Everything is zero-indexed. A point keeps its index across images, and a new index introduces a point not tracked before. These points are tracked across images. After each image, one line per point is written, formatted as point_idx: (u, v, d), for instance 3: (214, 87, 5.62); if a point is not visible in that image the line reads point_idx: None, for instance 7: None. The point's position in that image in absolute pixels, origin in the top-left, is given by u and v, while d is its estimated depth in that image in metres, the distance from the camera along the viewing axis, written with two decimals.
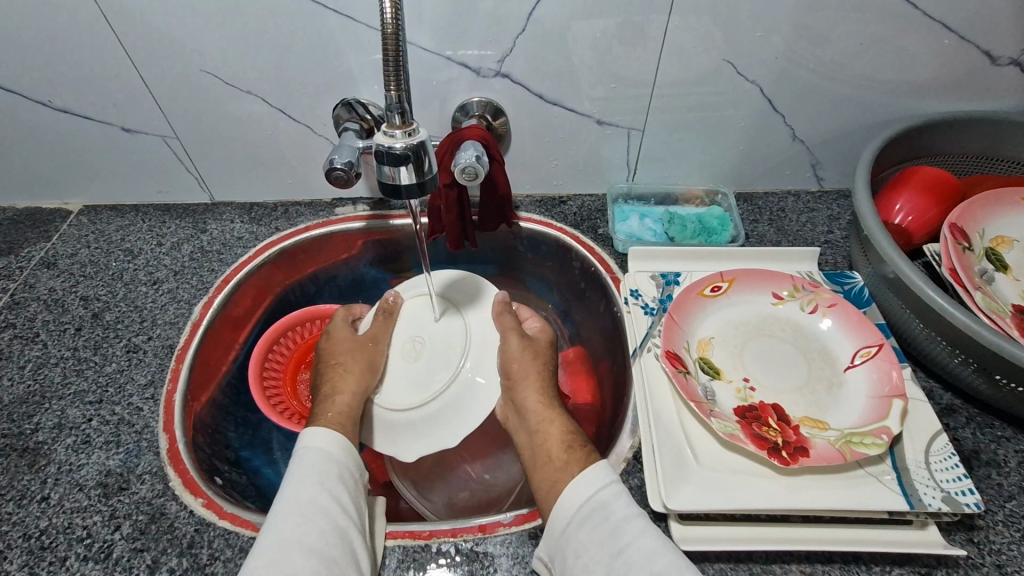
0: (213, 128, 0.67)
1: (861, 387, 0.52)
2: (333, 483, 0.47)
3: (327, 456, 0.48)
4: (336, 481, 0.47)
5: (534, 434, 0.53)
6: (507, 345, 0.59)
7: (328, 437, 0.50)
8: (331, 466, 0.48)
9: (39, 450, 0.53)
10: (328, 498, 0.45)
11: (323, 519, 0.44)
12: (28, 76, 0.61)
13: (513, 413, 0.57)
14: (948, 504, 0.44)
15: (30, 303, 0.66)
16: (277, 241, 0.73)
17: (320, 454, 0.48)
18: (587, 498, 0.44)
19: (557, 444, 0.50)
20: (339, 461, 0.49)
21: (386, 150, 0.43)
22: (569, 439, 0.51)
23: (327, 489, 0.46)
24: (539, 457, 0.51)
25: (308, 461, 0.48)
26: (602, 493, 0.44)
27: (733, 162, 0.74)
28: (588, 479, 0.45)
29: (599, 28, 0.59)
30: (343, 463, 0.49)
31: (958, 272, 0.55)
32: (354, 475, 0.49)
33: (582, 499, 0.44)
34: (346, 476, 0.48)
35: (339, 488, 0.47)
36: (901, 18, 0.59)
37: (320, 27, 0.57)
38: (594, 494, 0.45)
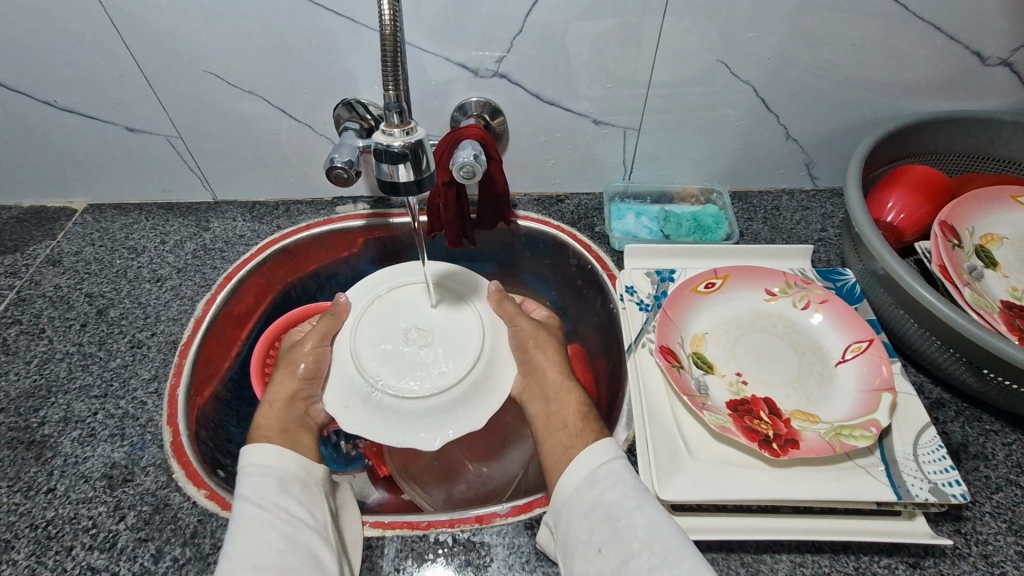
0: (216, 128, 0.68)
1: (852, 381, 0.53)
2: (276, 496, 0.46)
3: (268, 471, 0.47)
4: (279, 493, 0.46)
5: (551, 402, 0.57)
6: (518, 327, 0.62)
7: (263, 452, 0.48)
8: (271, 479, 0.47)
9: (46, 442, 0.54)
10: (272, 511, 0.45)
11: (269, 531, 0.43)
12: (34, 76, 0.62)
13: (531, 388, 0.59)
14: (935, 495, 0.45)
15: (36, 300, 0.67)
16: (278, 239, 0.74)
17: (260, 470, 0.47)
18: (593, 468, 0.47)
19: (573, 414, 0.54)
20: (286, 469, 0.48)
21: (385, 148, 0.44)
22: (584, 411, 0.55)
23: (269, 504, 0.45)
24: (553, 425, 0.54)
25: (250, 479, 0.47)
26: (611, 463, 0.47)
27: (728, 161, 0.75)
28: (598, 448, 0.48)
29: (595, 29, 0.60)
30: (288, 472, 0.48)
31: (947, 268, 0.56)
32: (302, 480, 0.48)
33: (592, 466, 0.47)
34: (290, 484, 0.47)
35: (285, 498, 0.46)
36: (892, 19, 0.60)
37: (322, 29, 0.58)
38: (603, 463, 0.47)
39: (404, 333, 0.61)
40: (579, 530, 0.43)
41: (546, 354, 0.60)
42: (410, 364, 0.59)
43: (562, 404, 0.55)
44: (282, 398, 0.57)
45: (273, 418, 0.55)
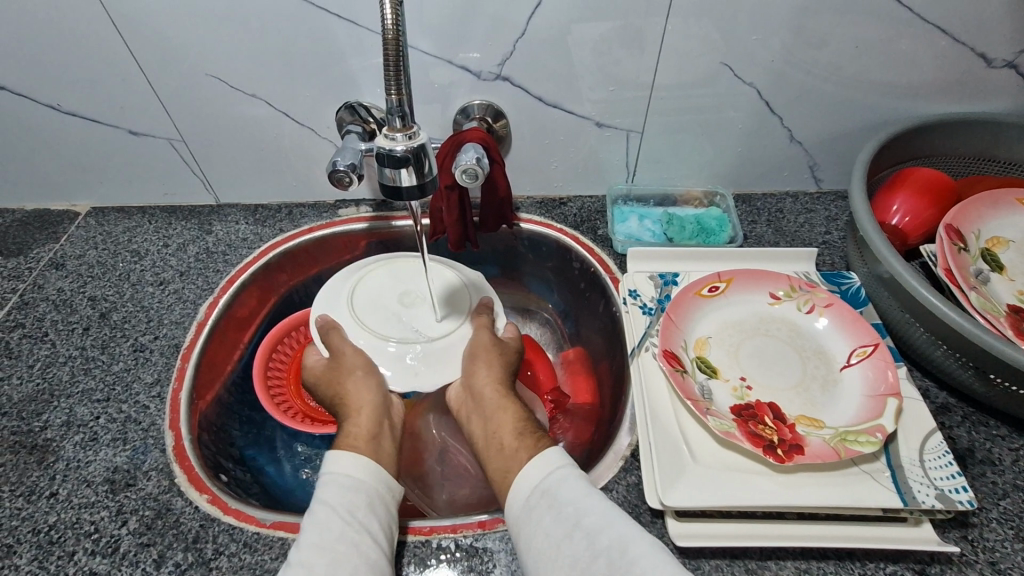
0: (218, 131, 0.68)
1: (856, 386, 0.52)
2: (365, 513, 0.45)
3: (358, 483, 0.47)
4: (367, 511, 0.46)
5: (489, 420, 0.55)
6: (477, 337, 0.62)
7: (354, 463, 0.49)
8: (361, 495, 0.47)
9: (48, 447, 0.54)
10: (359, 530, 0.44)
11: (353, 552, 0.42)
12: (38, 80, 0.63)
13: (471, 406, 0.58)
14: (941, 501, 0.45)
15: (39, 303, 0.67)
16: (280, 242, 0.74)
17: (347, 482, 0.47)
18: (539, 482, 0.45)
19: (510, 432, 0.52)
20: (370, 488, 0.48)
21: (387, 152, 0.43)
22: (521, 428, 0.53)
23: (358, 521, 0.44)
24: (493, 446, 0.52)
25: (335, 491, 0.46)
26: (552, 478, 0.45)
27: (731, 163, 0.74)
28: (541, 461, 0.47)
29: (597, 32, 0.59)
30: (375, 490, 0.48)
31: (953, 272, 0.55)
32: (386, 501, 0.48)
33: (537, 481, 0.45)
34: (377, 504, 0.47)
35: (372, 518, 0.45)
36: (897, 21, 0.59)
37: (324, 32, 0.58)
38: (546, 478, 0.46)
39: (399, 298, 0.64)
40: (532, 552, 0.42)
41: (491, 372, 0.59)
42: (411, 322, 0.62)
43: (499, 421, 0.54)
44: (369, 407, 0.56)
45: (363, 425, 0.54)
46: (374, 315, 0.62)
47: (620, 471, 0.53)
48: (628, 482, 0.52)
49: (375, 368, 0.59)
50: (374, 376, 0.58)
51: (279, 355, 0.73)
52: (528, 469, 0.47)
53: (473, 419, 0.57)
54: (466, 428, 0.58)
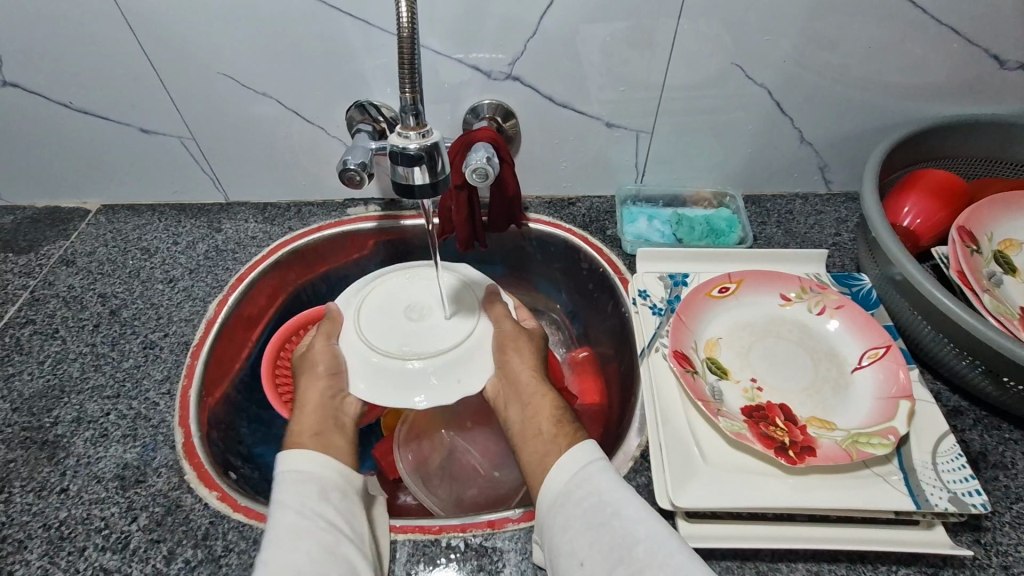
0: (229, 130, 0.68)
1: (868, 388, 0.52)
2: (319, 505, 0.45)
3: (307, 477, 0.46)
4: (321, 501, 0.45)
5: (525, 407, 0.54)
6: (501, 326, 0.59)
7: (299, 458, 0.47)
8: (312, 487, 0.46)
9: (59, 443, 0.54)
10: (314, 521, 0.44)
11: (309, 543, 0.42)
12: (51, 78, 0.63)
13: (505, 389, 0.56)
14: (955, 504, 0.45)
15: (50, 300, 0.67)
16: (289, 241, 0.74)
17: (300, 476, 0.46)
18: (570, 476, 0.45)
19: (547, 418, 0.52)
20: (320, 476, 0.47)
21: (401, 150, 0.43)
22: (558, 415, 0.52)
23: (309, 512, 0.44)
24: (530, 431, 0.52)
25: (287, 486, 0.46)
26: (587, 470, 0.45)
27: (741, 164, 0.74)
28: (578, 451, 0.47)
29: (608, 32, 0.59)
30: (328, 479, 0.47)
31: (966, 274, 0.55)
32: (342, 487, 0.47)
33: (570, 474, 0.45)
34: (331, 491, 0.46)
35: (325, 506, 0.45)
36: (909, 22, 0.59)
37: (335, 31, 0.58)
38: (580, 470, 0.45)
39: (406, 311, 0.59)
40: (560, 544, 0.42)
41: (524, 358, 0.57)
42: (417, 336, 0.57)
43: (536, 408, 0.53)
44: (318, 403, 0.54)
45: (307, 423, 0.53)
46: (379, 334, 0.57)
47: (630, 471, 0.53)
48: (638, 483, 0.52)
49: (337, 369, 0.56)
50: (333, 377, 0.56)
51: (287, 353, 0.73)
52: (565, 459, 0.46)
53: (507, 405, 0.56)
54: (501, 412, 0.56)
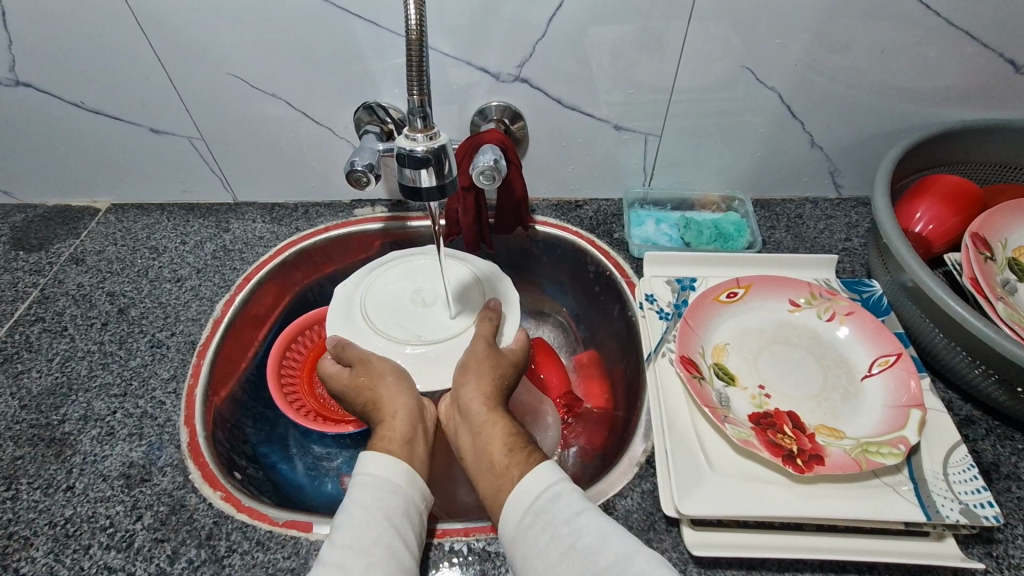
0: (237, 129, 0.68)
1: (878, 396, 0.51)
2: (400, 521, 0.44)
3: (398, 489, 0.46)
4: (402, 518, 0.45)
5: (476, 436, 0.52)
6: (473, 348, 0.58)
7: (393, 467, 0.47)
8: (398, 501, 0.46)
9: (66, 440, 0.55)
10: (387, 531, 0.43)
11: (382, 556, 0.41)
12: (63, 77, 0.63)
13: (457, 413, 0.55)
14: (966, 516, 0.44)
15: (59, 298, 0.68)
16: (296, 241, 0.74)
17: (390, 487, 0.46)
18: (535, 496, 0.44)
19: (500, 445, 0.50)
20: (406, 494, 0.46)
21: (408, 152, 0.43)
22: (511, 441, 0.50)
23: (392, 527, 0.43)
24: (482, 462, 0.50)
25: (371, 492, 0.45)
26: (547, 494, 0.44)
27: (751, 167, 0.73)
28: (540, 474, 0.45)
29: (616, 34, 0.59)
30: (414, 497, 0.47)
31: (979, 282, 0.54)
32: (420, 508, 0.47)
33: (534, 494, 0.44)
34: (413, 510, 0.46)
35: (406, 523, 0.44)
36: (923, 26, 0.58)
37: (343, 31, 0.58)
38: (542, 493, 0.44)
39: (412, 298, 0.63)
40: (530, 567, 0.41)
41: (481, 384, 0.55)
42: (421, 323, 0.62)
43: (488, 438, 0.51)
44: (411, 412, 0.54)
45: (399, 429, 0.52)
46: (383, 318, 0.62)
47: (635, 477, 0.52)
48: (643, 489, 0.51)
49: (403, 374, 0.57)
50: (404, 383, 0.56)
51: (293, 353, 0.73)
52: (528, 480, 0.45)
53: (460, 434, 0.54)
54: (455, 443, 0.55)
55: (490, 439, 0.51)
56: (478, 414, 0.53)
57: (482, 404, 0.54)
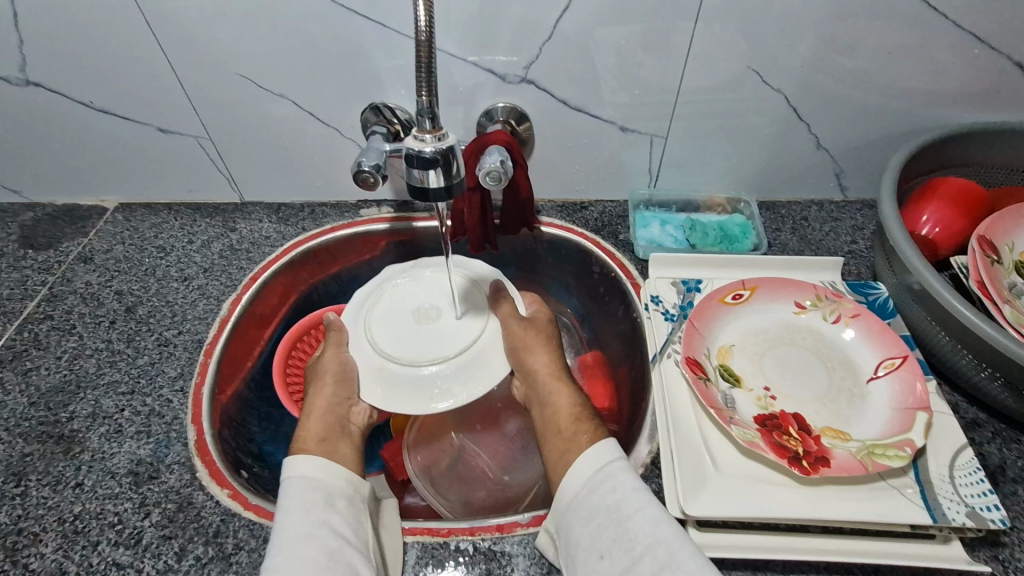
0: (244, 129, 0.69)
1: (884, 398, 0.51)
2: (323, 511, 0.45)
3: (314, 481, 0.46)
4: (326, 508, 0.45)
5: (544, 405, 0.55)
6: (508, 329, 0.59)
7: (309, 463, 0.47)
8: (318, 492, 0.46)
9: (74, 437, 0.55)
10: (318, 525, 0.43)
11: (314, 546, 0.42)
12: (73, 77, 0.64)
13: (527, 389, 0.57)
14: (973, 519, 0.44)
15: (68, 296, 0.68)
16: (302, 241, 0.75)
17: (304, 482, 0.46)
18: (596, 469, 0.45)
19: (568, 417, 0.53)
20: (328, 484, 0.47)
21: (416, 153, 0.43)
22: (578, 412, 0.53)
23: (314, 517, 0.44)
24: (552, 427, 0.53)
25: (292, 491, 0.46)
26: (609, 467, 0.45)
27: (756, 170, 0.73)
28: (595, 453, 0.46)
29: (622, 36, 0.59)
30: (333, 485, 0.47)
31: (985, 284, 0.54)
32: (348, 495, 0.47)
33: (592, 469, 0.46)
34: (336, 498, 0.46)
35: (330, 513, 0.45)
36: (930, 28, 0.58)
37: (351, 32, 0.59)
38: (602, 467, 0.45)
39: (411, 318, 0.59)
40: (581, 536, 0.42)
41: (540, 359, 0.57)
42: (434, 337, 0.58)
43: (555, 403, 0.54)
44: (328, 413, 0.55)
45: (314, 430, 0.53)
46: (396, 349, 0.57)
47: (640, 478, 0.53)
48: (648, 490, 0.52)
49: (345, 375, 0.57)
50: (343, 384, 0.57)
51: (298, 352, 0.74)
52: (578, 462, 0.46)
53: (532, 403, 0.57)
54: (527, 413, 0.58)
55: (560, 403, 0.55)
56: (546, 383, 0.56)
57: (550, 373, 0.57)
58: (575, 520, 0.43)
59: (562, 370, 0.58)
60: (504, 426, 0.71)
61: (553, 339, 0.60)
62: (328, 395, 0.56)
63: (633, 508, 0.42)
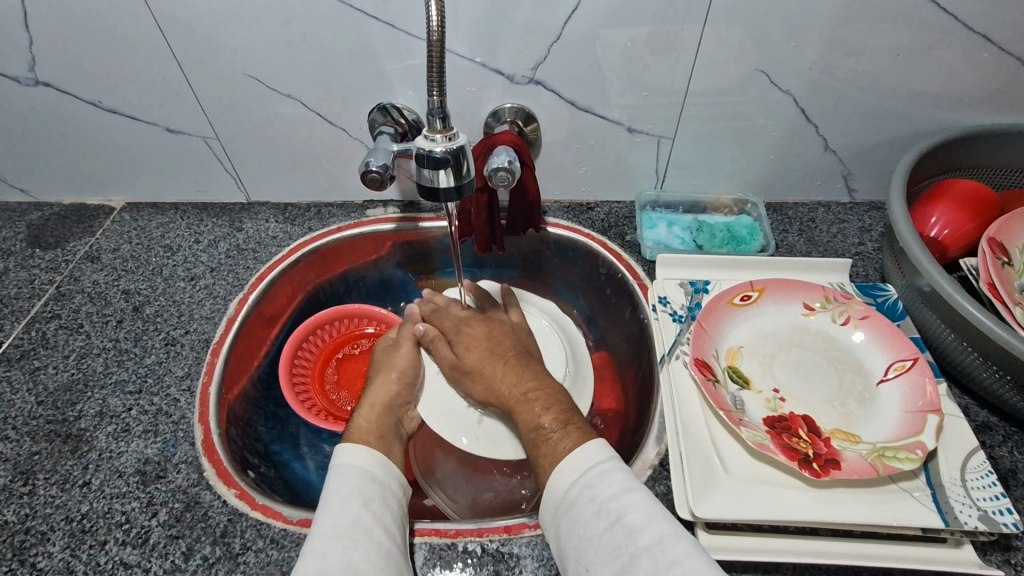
0: (251, 130, 0.69)
1: (895, 400, 0.51)
2: (378, 507, 0.45)
3: (371, 475, 0.48)
4: (378, 504, 0.46)
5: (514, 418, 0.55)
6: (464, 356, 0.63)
7: (370, 457, 0.49)
8: (372, 487, 0.47)
9: (82, 436, 0.55)
10: (371, 519, 0.44)
11: (367, 542, 0.42)
12: (82, 77, 0.64)
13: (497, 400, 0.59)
14: (984, 523, 0.43)
15: (75, 295, 0.68)
16: (309, 241, 0.75)
17: (362, 473, 0.47)
18: (573, 481, 0.44)
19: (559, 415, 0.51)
20: (381, 482, 0.48)
21: (427, 153, 0.44)
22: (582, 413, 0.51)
23: (371, 513, 0.44)
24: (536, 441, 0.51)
25: (350, 481, 0.46)
26: (589, 475, 0.44)
27: (764, 171, 0.73)
28: (574, 462, 0.45)
29: (630, 38, 0.59)
30: (388, 484, 0.48)
31: (996, 287, 0.54)
32: (397, 497, 0.48)
33: (569, 481, 0.44)
34: (388, 497, 0.47)
35: (382, 509, 0.45)
36: (940, 30, 0.58)
37: (361, 33, 0.59)
38: (579, 477, 0.44)
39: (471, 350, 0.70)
40: (568, 547, 0.42)
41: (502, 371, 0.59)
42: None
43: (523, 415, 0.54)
44: (379, 405, 0.59)
45: (369, 421, 0.56)
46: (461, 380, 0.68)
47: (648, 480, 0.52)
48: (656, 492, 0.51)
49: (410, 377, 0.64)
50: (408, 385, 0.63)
51: (305, 353, 0.74)
52: (565, 466, 0.45)
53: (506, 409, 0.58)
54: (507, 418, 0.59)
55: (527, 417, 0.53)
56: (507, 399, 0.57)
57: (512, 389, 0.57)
58: (563, 528, 0.43)
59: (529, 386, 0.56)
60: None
61: (494, 347, 0.63)
62: (392, 393, 0.61)
63: (613, 517, 0.41)
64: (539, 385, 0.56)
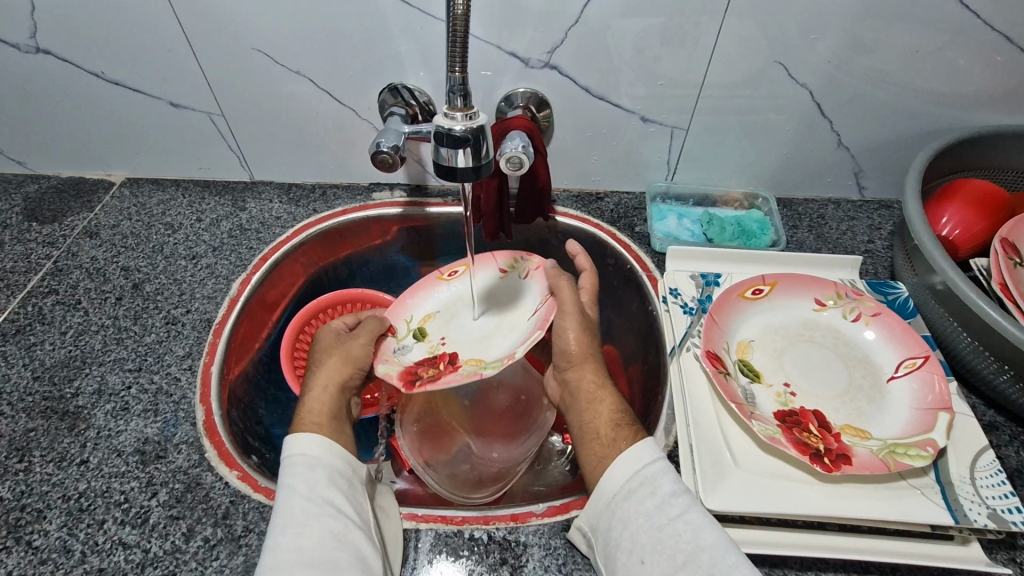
0: (260, 108, 0.68)
1: (905, 398, 0.51)
2: (327, 490, 0.43)
3: (318, 461, 0.45)
4: (329, 486, 0.44)
5: (584, 411, 0.53)
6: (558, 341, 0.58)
7: (310, 442, 0.46)
8: (319, 472, 0.44)
9: (79, 414, 0.54)
10: (321, 504, 0.42)
11: (319, 526, 0.41)
12: (83, 44, 0.62)
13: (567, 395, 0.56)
14: (994, 521, 0.43)
15: (73, 271, 0.67)
16: (314, 222, 0.74)
17: (308, 462, 0.45)
18: (627, 475, 0.44)
19: (606, 422, 0.50)
20: (331, 463, 0.45)
21: (447, 131, 0.43)
22: (618, 418, 0.50)
23: (318, 497, 0.43)
24: (587, 434, 0.51)
25: (296, 471, 0.44)
26: (649, 471, 0.44)
27: (775, 165, 0.73)
28: (635, 453, 0.45)
29: (646, 27, 0.58)
30: (334, 464, 0.45)
31: (1008, 287, 0.53)
32: (348, 475, 0.46)
33: (626, 474, 0.44)
34: (338, 478, 0.45)
35: (334, 492, 0.44)
36: (960, 28, 0.58)
37: (374, 11, 0.57)
38: (637, 471, 0.44)
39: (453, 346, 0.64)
40: (621, 538, 0.42)
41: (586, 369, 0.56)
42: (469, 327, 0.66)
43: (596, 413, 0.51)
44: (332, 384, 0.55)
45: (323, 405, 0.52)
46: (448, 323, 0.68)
47: None
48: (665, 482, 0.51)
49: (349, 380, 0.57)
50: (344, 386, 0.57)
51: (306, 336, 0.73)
52: (616, 467, 0.45)
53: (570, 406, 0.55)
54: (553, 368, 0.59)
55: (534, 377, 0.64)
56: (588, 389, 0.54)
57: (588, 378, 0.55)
58: (614, 521, 0.42)
59: (606, 377, 0.55)
60: (496, 403, 0.71)
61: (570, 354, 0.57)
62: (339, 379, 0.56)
63: (668, 514, 0.41)
64: (606, 382, 0.54)
